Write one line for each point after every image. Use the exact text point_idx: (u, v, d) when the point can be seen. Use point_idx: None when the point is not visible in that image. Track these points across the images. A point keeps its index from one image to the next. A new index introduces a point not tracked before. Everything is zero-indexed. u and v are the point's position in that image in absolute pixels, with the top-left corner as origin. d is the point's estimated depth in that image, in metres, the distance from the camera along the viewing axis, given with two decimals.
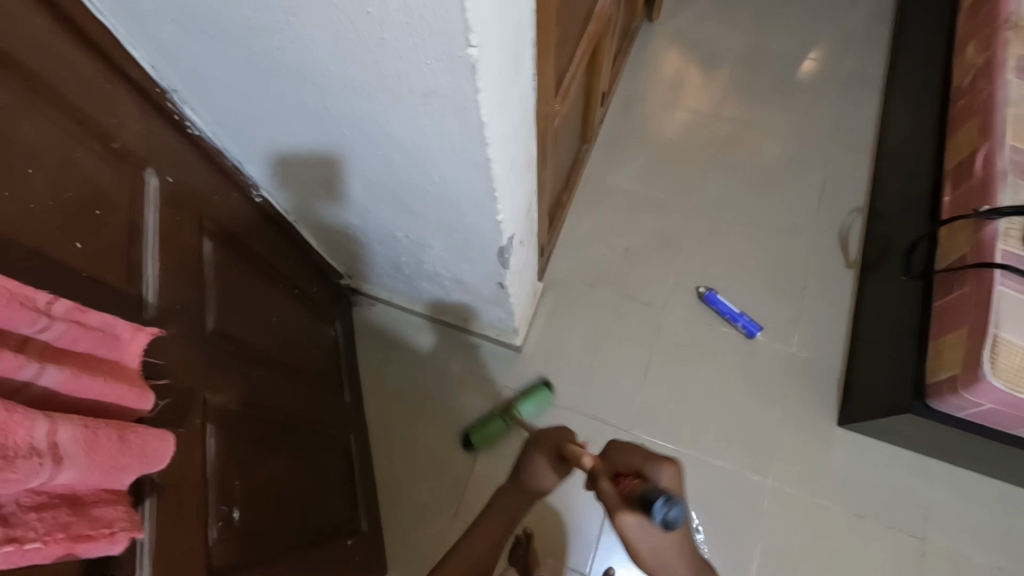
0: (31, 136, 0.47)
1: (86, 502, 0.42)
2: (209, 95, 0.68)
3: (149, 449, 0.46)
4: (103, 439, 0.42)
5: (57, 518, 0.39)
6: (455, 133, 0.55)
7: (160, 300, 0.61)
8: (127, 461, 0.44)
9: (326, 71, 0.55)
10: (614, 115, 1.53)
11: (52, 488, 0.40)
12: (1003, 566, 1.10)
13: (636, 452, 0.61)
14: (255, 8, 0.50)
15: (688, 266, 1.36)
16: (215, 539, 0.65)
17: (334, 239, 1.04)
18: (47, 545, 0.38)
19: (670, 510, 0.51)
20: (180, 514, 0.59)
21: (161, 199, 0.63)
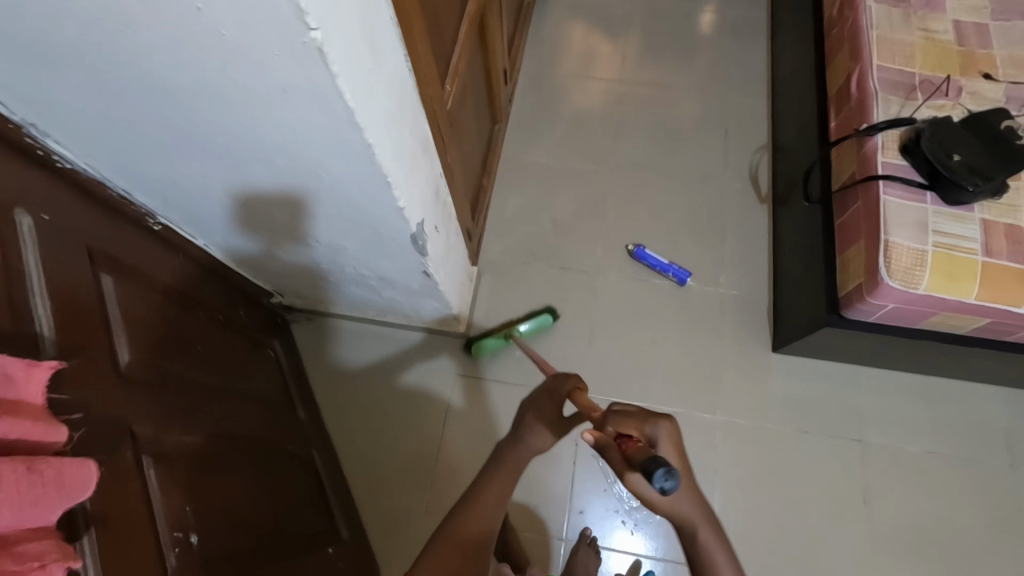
0: None
1: (6, 543, 0.38)
2: (74, 124, 0.66)
3: (69, 477, 0.42)
4: (11, 471, 0.38)
5: None
6: (327, 124, 0.56)
7: (59, 335, 0.59)
8: (45, 491, 0.40)
9: (180, 80, 0.54)
10: (523, 94, 1.55)
11: None
12: (934, 451, 1.20)
13: (633, 415, 0.64)
14: (88, 24, 0.49)
15: (616, 227, 1.40)
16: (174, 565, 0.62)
17: (252, 258, 1.02)
18: None
19: (669, 480, 0.50)
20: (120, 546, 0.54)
21: (38, 238, 0.61)
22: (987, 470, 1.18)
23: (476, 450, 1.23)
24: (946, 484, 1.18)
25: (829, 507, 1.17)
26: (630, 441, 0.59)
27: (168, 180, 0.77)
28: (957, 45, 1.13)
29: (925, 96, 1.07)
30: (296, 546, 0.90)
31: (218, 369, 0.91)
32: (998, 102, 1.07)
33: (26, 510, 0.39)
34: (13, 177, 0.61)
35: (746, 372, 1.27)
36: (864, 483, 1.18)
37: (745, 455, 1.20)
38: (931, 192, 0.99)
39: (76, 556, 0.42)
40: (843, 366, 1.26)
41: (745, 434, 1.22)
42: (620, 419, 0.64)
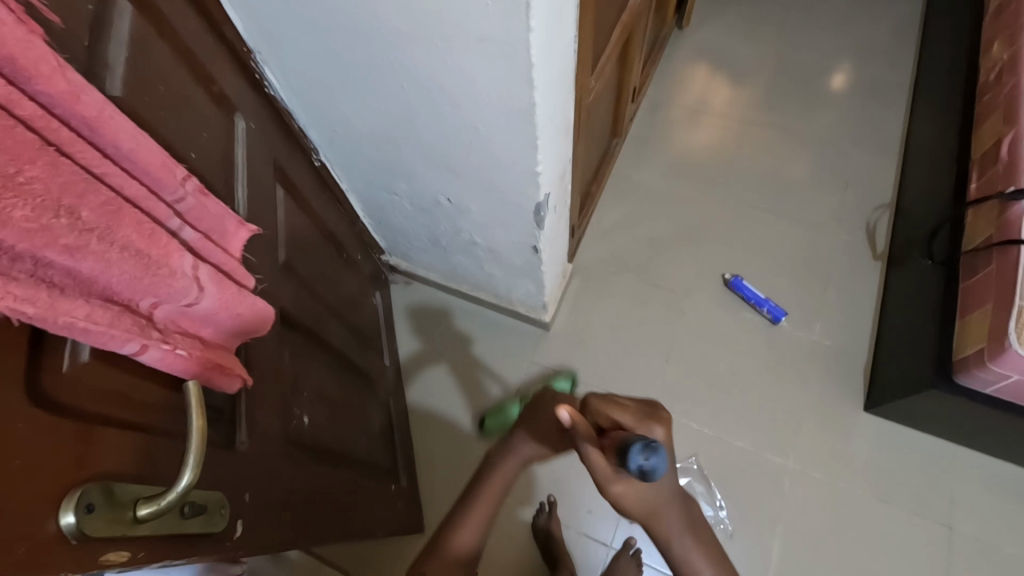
0: (163, 62, 0.57)
1: (211, 343, 0.46)
2: (288, 58, 0.79)
3: (258, 310, 0.50)
4: (231, 286, 0.46)
5: (194, 341, 0.43)
6: (506, 77, 0.64)
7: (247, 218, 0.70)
8: (243, 313, 0.48)
9: (394, 25, 0.65)
10: (643, 117, 1.60)
11: (191, 320, 0.44)
12: None
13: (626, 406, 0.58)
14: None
15: (715, 254, 1.41)
16: (290, 433, 0.66)
17: (380, 211, 1.13)
18: (190, 358, 0.42)
19: (649, 457, 0.48)
20: (267, 388, 0.60)
21: (246, 139, 0.73)
22: None
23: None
24: None
25: None
26: (615, 434, 0.55)
27: (342, 120, 0.88)
28: None
29: None
30: (374, 471, 0.97)
31: (338, 297, 1.01)
32: None
33: (229, 323, 0.47)
34: (237, 90, 0.73)
35: (830, 425, 1.21)
36: (947, 571, 1.08)
37: (816, 508, 1.14)
38: None
39: (246, 379, 0.50)
40: (942, 441, 1.16)
41: (819, 486, 1.16)
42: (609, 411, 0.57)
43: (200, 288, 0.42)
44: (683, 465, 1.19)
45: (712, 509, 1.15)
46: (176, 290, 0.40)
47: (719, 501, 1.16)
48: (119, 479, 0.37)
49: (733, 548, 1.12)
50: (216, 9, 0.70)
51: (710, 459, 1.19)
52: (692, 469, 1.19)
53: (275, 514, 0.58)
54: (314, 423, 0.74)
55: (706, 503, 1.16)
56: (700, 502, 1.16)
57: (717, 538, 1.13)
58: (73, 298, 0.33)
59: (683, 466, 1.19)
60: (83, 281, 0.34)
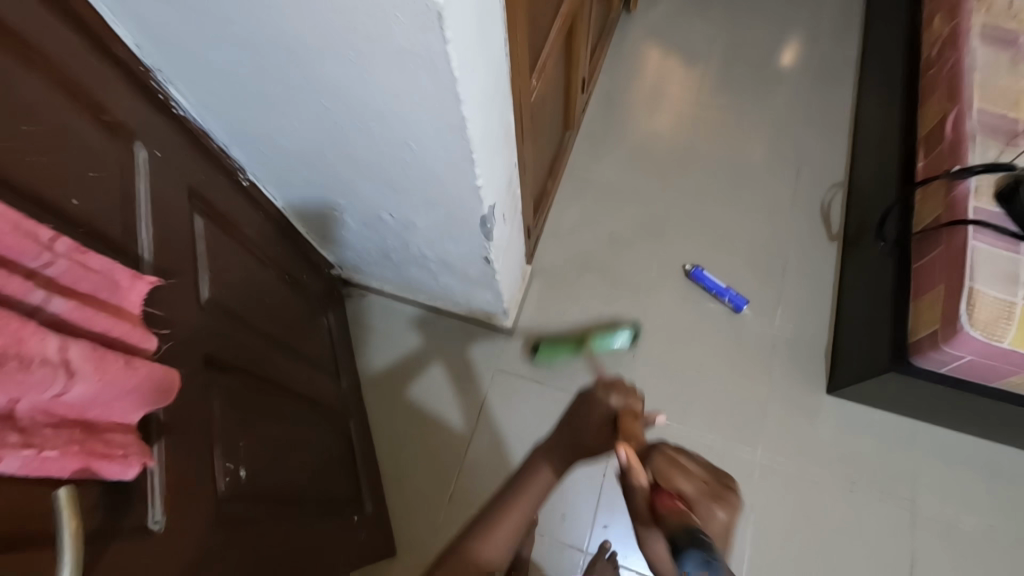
0: (31, 98, 0.50)
1: (100, 427, 0.41)
2: (196, 75, 0.71)
3: (158, 379, 0.45)
4: (116, 360, 0.40)
5: (72, 432, 0.38)
6: (429, 93, 0.59)
7: (157, 261, 0.63)
8: (138, 387, 0.43)
9: (302, 35, 0.59)
10: (597, 106, 1.56)
11: (66, 409, 0.38)
12: (995, 522, 1.11)
13: (691, 475, 0.59)
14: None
15: (675, 245, 1.39)
16: (224, 496, 0.62)
17: (322, 227, 1.07)
18: (66, 455, 0.36)
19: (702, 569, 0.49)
20: (191, 462, 0.56)
21: (150, 171, 0.66)
22: None
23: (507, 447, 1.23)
24: (1005, 561, 1.08)
25: (870, 564, 1.10)
26: (667, 498, 0.57)
27: (267, 137, 0.82)
28: None
29: None
30: (332, 506, 0.92)
31: (282, 324, 0.95)
32: None
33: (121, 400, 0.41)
34: (138, 116, 0.66)
35: (795, 411, 1.21)
36: (910, 545, 1.10)
37: (784, 494, 1.15)
38: None
39: (150, 454, 0.45)
40: (901, 419, 1.18)
41: (787, 473, 1.16)
42: (670, 466, 0.59)
43: (71, 373, 0.37)
44: None
45: None
46: (34, 383, 0.34)
47: None
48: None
49: None
50: (100, 27, 0.62)
51: None
52: None
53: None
54: (255, 470, 0.69)
55: None
56: None
57: None
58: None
59: None
60: None
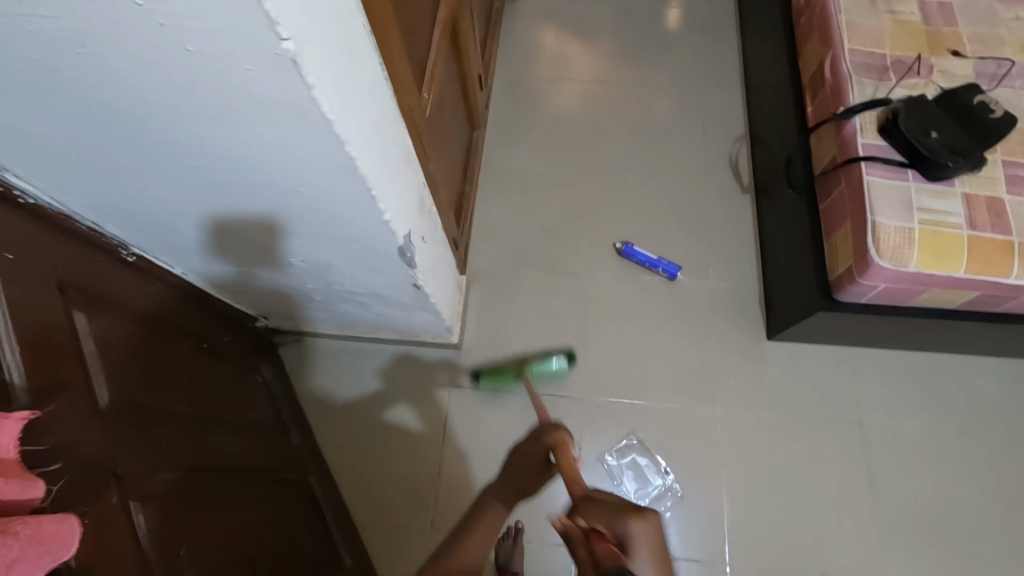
0: None
1: None
2: (35, 156, 0.62)
3: (48, 533, 0.39)
4: None
5: None
6: (306, 137, 0.55)
7: (33, 381, 0.55)
8: (23, 552, 0.37)
9: (149, 100, 0.52)
10: (500, 99, 1.53)
11: None
12: (931, 424, 1.21)
13: (604, 505, 0.54)
14: (45, 43, 0.46)
15: (602, 225, 1.40)
16: None
17: (233, 283, 0.99)
18: None
19: None
20: None
21: (5, 278, 0.57)
22: (983, 439, 1.19)
23: (480, 463, 1.20)
24: (946, 457, 1.18)
25: (836, 490, 1.17)
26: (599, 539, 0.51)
27: (142, 207, 0.73)
28: (924, 25, 1.14)
29: (898, 77, 1.08)
30: None
31: (208, 399, 0.87)
32: (970, 78, 1.09)
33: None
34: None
35: (743, 362, 1.26)
36: (865, 463, 1.18)
37: (748, 444, 1.20)
38: (913, 170, 1.00)
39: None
40: (836, 348, 1.26)
41: (747, 423, 1.21)
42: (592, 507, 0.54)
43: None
44: (623, 444, 1.20)
45: (660, 476, 1.18)
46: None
47: (665, 467, 1.19)
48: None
49: (687, 507, 1.16)
50: None
51: (647, 431, 1.21)
52: (634, 444, 1.20)
53: None
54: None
55: (653, 473, 1.18)
56: (649, 475, 1.18)
57: (670, 503, 1.16)
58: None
59: (625, 445, 1.20)
60: None
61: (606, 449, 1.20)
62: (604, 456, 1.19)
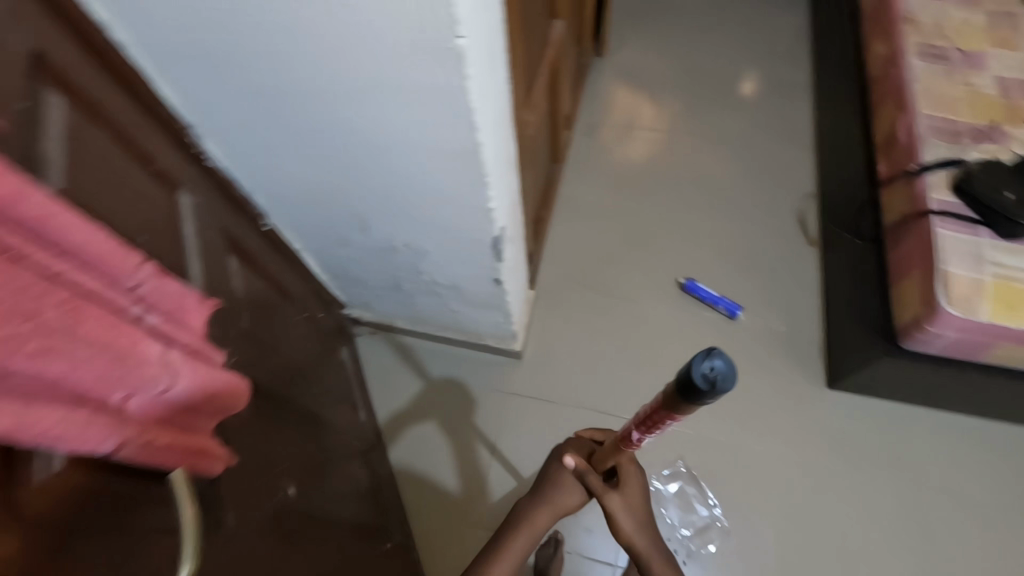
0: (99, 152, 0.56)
1: (194, 427, 0.45)
2: (226, 128, 0.78)
3: (233, 385, 0.49)
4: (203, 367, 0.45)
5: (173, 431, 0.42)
6: (447, 124, 0.67)
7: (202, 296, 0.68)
8: (217, 392, 0.47)
9: (332, 86, 0.66)
10: (580, 141, 1.67)
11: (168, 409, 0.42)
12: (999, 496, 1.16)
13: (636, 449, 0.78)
14: (273, 34, 0.61)
15: (666, 261, 1.47)
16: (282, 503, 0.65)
17: (336, 264, 1.12)
18: (169, 448, 0.41)
19: (713, 358, 0.46)
20: (255, 468, 0.59)
21: (192, 216, 0.71)
22: None
23: (531, 467, 1.25)
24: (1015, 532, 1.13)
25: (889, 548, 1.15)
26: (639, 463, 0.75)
27: (288, 182, 0.88)
28: (1000, 98, 1.19)
29: (973, 141, 1.13)
30: (366, 533, 0.93)
31: (305, 358, 0.99)
32: None
33: (217, 401, 0.47)
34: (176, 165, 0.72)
35: (799, 406, 1.27)
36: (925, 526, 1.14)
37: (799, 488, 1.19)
38: (985, 227, 1.03)
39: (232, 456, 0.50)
40: (898, 404, 1.25)
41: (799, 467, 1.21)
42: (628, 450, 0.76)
43: (174, 376, 0.42)
44: (670, 471, 1.22)
45: (706, 508, 1.19)
46: (152, 379, 0.40)
47: (712, 499, 1.19)
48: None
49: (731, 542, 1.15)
50: (145, 89, 0.69)
51: (697, 460, 1.22)
52: (682, 472, 1.22)
53: None
54: (299, 496, 0.71)
55: (699, 504, 1.19)
56: (694, 504, 1.19)
57: (714, 537, 1.17)
58: (42, 400, 0.32)
59: (672, 472, 1.22)
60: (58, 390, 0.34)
61: (654, 473, 1.22)
62: (651, 480, 1.21)
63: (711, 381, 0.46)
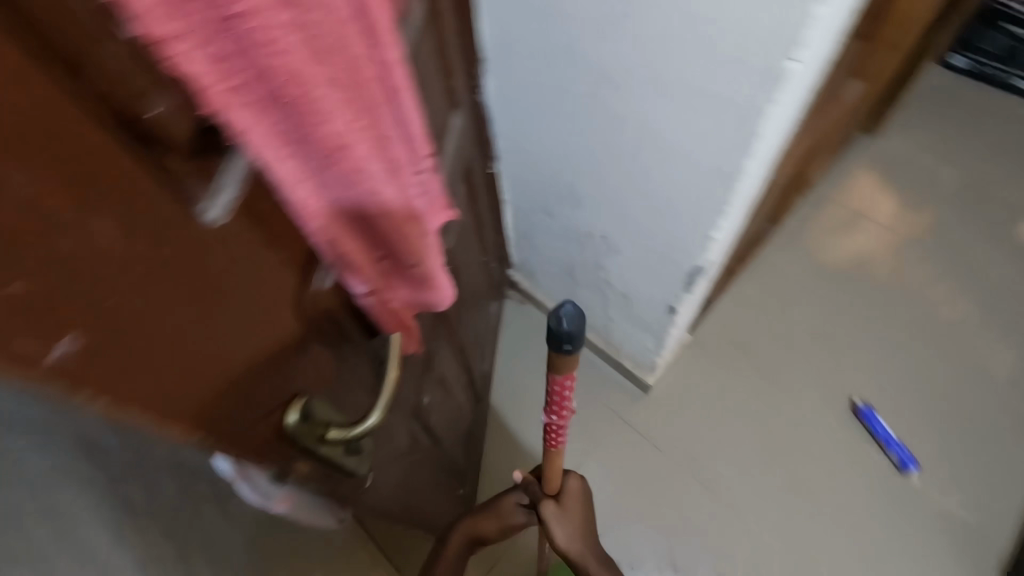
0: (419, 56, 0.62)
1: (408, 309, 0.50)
2: (509, 75, 0.83)
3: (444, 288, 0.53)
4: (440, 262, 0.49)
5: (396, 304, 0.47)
6: (724, 142, 0.66)
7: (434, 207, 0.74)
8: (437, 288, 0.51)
9: (631, 71, 0.68)
10: (804, 209, 1.54)
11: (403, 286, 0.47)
12: None
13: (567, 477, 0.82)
14: (606, 6, 0.62)
15: (846, 373, 1.33)
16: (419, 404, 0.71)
17: (528, 227, 1.17)
18: (389, 314, 0.46)
19: (567, 306, 0.48)
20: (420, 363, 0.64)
21: (451, 139, 0.78)
22: None
23: (611, 498, 1.22)
24: None
25: None
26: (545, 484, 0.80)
27: (533, 140, 0.92)
28: None
29: None
30: (452, 470, 0.97)
31: (470, 299, 1.06)
32: None
33: (439, 300, 0.49)
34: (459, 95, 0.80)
35: None
36: None
37: None
38: None
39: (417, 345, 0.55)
40: None
41: None
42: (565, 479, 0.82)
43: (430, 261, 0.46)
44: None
45: None
46: (417, 250, 0.42)
47: None
48: (328, 402, 0.44)
49: None
50: (466, 18, 0.75)
51: None
52: None
53: (385, 480, 0.62)
54: (431, 403, 0.77)
55: None
56: None
57: None
58: (348, 234, 0.36)
59: None
60: (365, 231, 0.38)
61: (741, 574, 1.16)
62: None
63: (562, 319, 0.48)
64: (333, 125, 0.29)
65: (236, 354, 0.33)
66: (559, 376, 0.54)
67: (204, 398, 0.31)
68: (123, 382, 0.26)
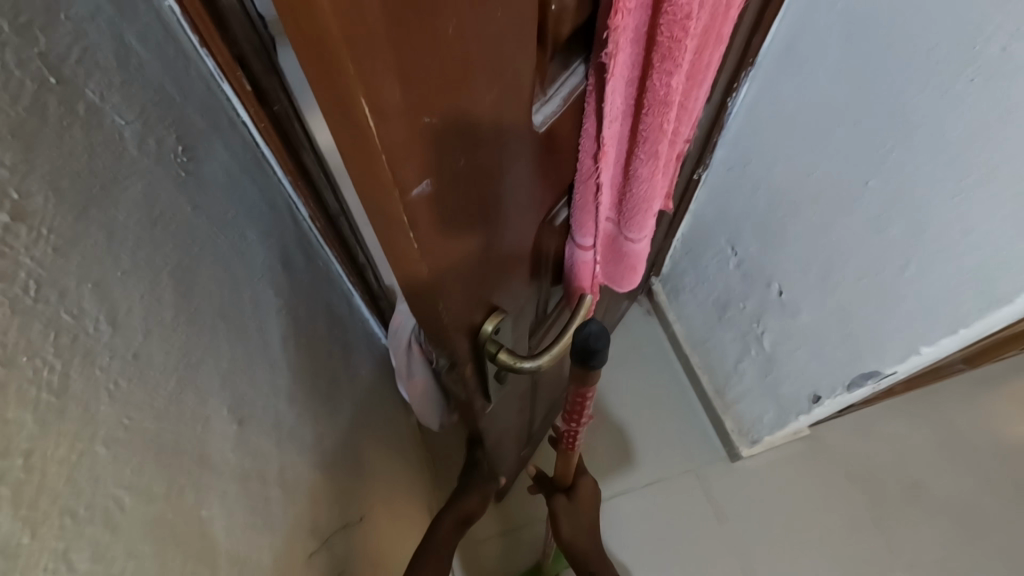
0: None
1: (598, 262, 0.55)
2: (781, 88, 0.76)
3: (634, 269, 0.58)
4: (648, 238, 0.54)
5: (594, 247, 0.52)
6: (1012, 258, 0.57)
7: None
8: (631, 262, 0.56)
9: (940, 138, 0.59)
10: (1007, 368, 1.36)
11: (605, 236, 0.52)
12: None
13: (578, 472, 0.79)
14: (960, 56, 0.54)
15: (969, 561, 1.15)
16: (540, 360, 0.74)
17: (701, 246, 1.09)
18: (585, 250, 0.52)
19: (594, 327, 0.41)
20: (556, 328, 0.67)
21: None
22: None
23: (650, 542, 1.15)
24: None
25: None
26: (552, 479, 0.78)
27: (763, 165, 0.85)
28: None
29: None
30: (531, 429, 0.99)
31: None
32: None
33: (624, 281, 0.59)
34: (717, 86, 0.76)
35: None
36: None
37: None
38: None
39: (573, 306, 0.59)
40: None
41: None
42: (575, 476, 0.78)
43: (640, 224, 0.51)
44: None
45: None
46: (641, 227, 0.51)
47: None
48: (507, 318, 0.48)
49: None
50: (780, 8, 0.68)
51: None
52: None
53: (495, 410, 0.65)
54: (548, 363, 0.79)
55: None
56: None
57: None
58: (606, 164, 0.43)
59: None
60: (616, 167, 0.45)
61: None
62: None
63: (586, 341, 0.41)
64: (664, 77, 0.36)
65: (478, 243, 0.37)
66: (579, 389, 0.51)
67: (454, 270, 0.36)
68: (420, 224, 0.30)
